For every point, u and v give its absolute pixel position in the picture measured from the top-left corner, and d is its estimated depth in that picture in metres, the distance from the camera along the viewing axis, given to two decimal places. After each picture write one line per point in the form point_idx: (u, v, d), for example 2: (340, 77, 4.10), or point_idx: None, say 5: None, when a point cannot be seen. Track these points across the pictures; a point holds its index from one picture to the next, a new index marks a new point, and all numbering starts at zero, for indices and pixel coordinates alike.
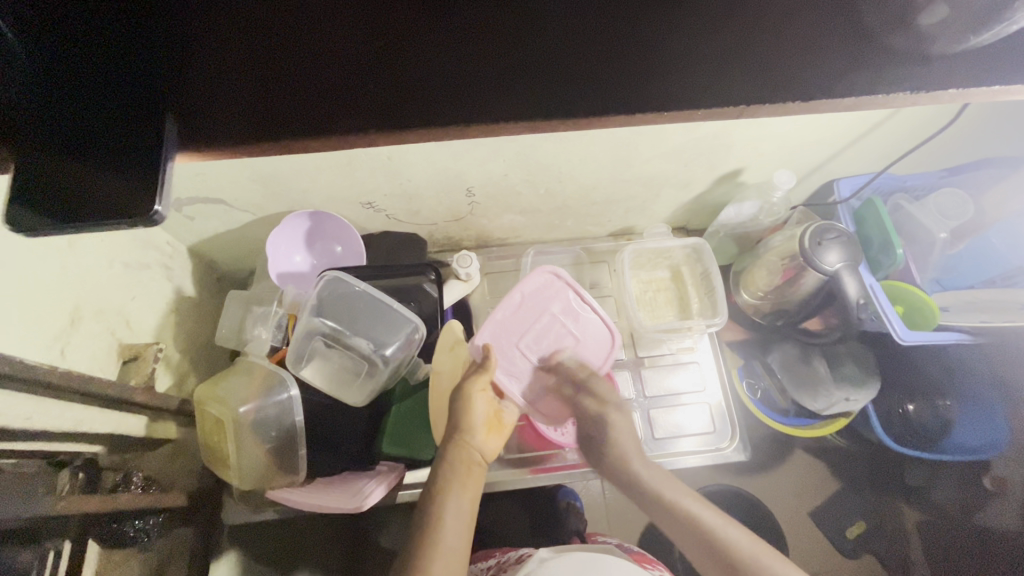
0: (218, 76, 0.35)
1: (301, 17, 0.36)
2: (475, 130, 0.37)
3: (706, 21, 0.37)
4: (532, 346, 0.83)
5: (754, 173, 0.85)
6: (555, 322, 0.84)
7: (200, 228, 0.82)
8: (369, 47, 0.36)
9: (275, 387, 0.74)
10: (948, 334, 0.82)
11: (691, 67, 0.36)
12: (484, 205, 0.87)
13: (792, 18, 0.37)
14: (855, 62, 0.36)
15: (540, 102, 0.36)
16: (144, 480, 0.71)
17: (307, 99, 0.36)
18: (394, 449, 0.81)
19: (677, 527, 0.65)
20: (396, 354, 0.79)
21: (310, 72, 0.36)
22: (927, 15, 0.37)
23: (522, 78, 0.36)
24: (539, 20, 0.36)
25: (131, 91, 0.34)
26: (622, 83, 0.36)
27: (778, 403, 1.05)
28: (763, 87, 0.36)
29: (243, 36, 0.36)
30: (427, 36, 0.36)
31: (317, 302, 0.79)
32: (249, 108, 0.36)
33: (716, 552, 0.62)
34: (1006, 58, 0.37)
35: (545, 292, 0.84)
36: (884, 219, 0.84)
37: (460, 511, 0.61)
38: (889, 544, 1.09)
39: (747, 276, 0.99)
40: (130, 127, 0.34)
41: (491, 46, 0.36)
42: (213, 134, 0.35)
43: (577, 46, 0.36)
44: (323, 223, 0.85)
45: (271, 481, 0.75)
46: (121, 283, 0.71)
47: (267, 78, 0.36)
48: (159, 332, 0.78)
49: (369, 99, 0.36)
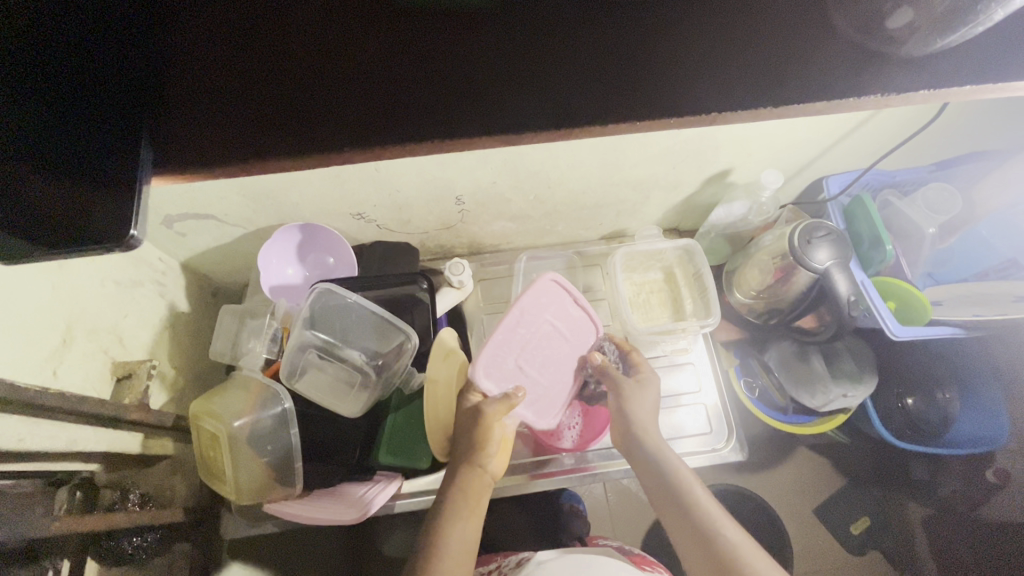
0: (195, 97, 0.36)
1: (274, 32, 0.37)
2: (454, 146, 0.37)
3: (678, 34, 0.37)
4: (569, 325, 0.84)
5: (743, 173, 0.85)
6: (547, 331, 0.82)
7: (190, 243, 0.82)
8: (344, 63, 0.36)
9: (269, 400, 0.74)
10: (941, 328, 0.82)
11: (669, 75, 0.37)
12: (474, 212, 0.88)
13: (765, 25, 0.37)
14: (830, 68, 0.36)
15: (516, 114, 0.36)
16: (141, 497, 0.72)
17: (279, 112, 0.36)
18: (390, 457, 0.81)
19: (687, 530, 0.62)
20: (389, 363, 0.80)
21: (281, 86, 0.36)
22: (895, 19, 0.37)
23: (495, 92, 0.36)
24: (519, 31, 0.37)
25: (110, 113, 0.34)
26: (597, 95, 0.36)
27: (775, 401, 1.04)
28: (734, 92, 0.36)
29: (226, 53, 0.37)
30: (401, 58, 0.37)
31: (308, 314, 0.78)
32: (220, 126, 0.36)
33: (717, 558, 0.58)
34: (977, 57, 0.37)
35: (541, 300, 0.82)
36: (874, 214, 0.83)
37: (466, 534, 0.63)
38: (894, 540, 1.09)
39: (739, 276, 0.99)
40: (102, 149, 0.34)
41: (464, 58, 0.37)
42: (188, 153, 0.36)
43: (552, 57, 0.37)
44: (314, 235, 0.85)
45: (269, 495, 0.75)
46: (114, 300, 0.72)
47: (241, 91, 0.36)
48: (153, 349, 0.79)
49: (345, 117, 0.36)
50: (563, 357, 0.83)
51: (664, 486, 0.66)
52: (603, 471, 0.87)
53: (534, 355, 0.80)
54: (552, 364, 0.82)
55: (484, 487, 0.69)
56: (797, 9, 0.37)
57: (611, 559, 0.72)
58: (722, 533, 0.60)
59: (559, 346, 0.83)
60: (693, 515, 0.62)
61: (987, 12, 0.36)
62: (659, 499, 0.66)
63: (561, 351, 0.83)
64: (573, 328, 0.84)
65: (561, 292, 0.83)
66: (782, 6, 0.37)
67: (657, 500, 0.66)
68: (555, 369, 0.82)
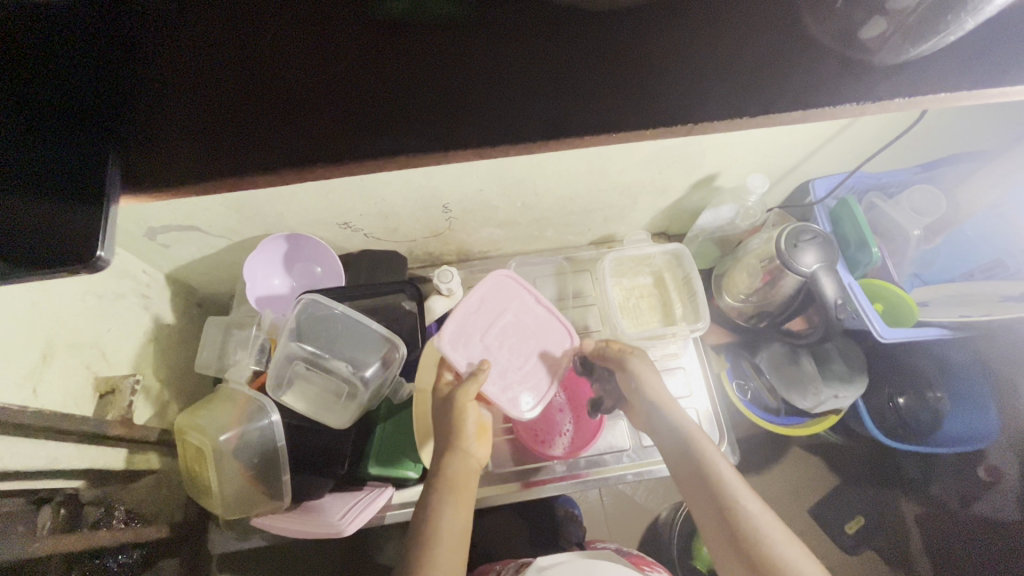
0: (170, 114, 0.36)
1: (258, 42, 0.37)
2: (433, 158, 0.36)
3: (653, 43, 0.37)
4: (535, 321, 0.79)
5: (729, 177, 0.86)
6: (512, 322, 0.78)
7: (175, 255, 0.81)
8: (342, 71, 0.36)
9: (255, 413, 0.73)
10: (929, 330, 0.82)
11: (649, 86, 0.36)
12: (461, 220, 0.87)
13: (738, 35, 0.37)
14: (813, 72, 0.37)
15: (493, 127, 0.36)
16: (126, 514, 0.71)
17: (268, 126, 0.36)
18: (380, 468, 0.80)
19: (697, 484, 0.61)
20: (376, 374, 0.78)
21: (267, 97, 0.36)
22: (869, 28, 0.38)
23: (469, 104, 0.36)
24: (497, 40, 0.37)
25: (83, 129, 0.34)
26: (576, 105, 0.36)
27: (768, 403, 1.05)
28: (705, 104, 0.36)
29: (206, 66, 0.36)
30: (387, 69, 0.36)
31: (295, 325, 0.77)
32: (191, 139, 0.35)
33: (725, 515, 0.58)
34: (952, 64, 0.37)
35: (502, 291, 0.79)
36: (859, 217, 0.84)
37: (457, 523, 0.58)
38: (888, 537, 1.10)
39: (727, 279, 0.99)
40: (65, 165, 0.33)
41: (443, 68, 0.36)
42: (160, 171, 0.35)
43: (530, 71, 0.36)
44: (301, 244, 0.84)
45: (259, 507, 0.74)
46: (96, 314, 0.71)
47: (218, 101, 0.36)
48: (137, 363, 0.78)
49: (328, 128, 0.36)
50: (529, 351, 0.77)
51: (675, 442, 0.65)
52: (596, 477, 0.87)
53: (498, 342, 0.76)
54: (519, 353, 0.77)
55: (471, 474, 0.64)
56: (769, 18, 0.37)
57: (614, 563, 0.71)
58: (742, 504, 0.58)
59: (526, 338, 0.78)
60: (702, 469, 0.61)
61: (956, 23, 0.37)
62: (671, 456, 0.65)
63: (528, 345, 0.78)
64: (540, 324, 0.79)
65: (522, 287, 0.80)
66: (756, 17, 0.37)
67: (680, 477, 0.64)
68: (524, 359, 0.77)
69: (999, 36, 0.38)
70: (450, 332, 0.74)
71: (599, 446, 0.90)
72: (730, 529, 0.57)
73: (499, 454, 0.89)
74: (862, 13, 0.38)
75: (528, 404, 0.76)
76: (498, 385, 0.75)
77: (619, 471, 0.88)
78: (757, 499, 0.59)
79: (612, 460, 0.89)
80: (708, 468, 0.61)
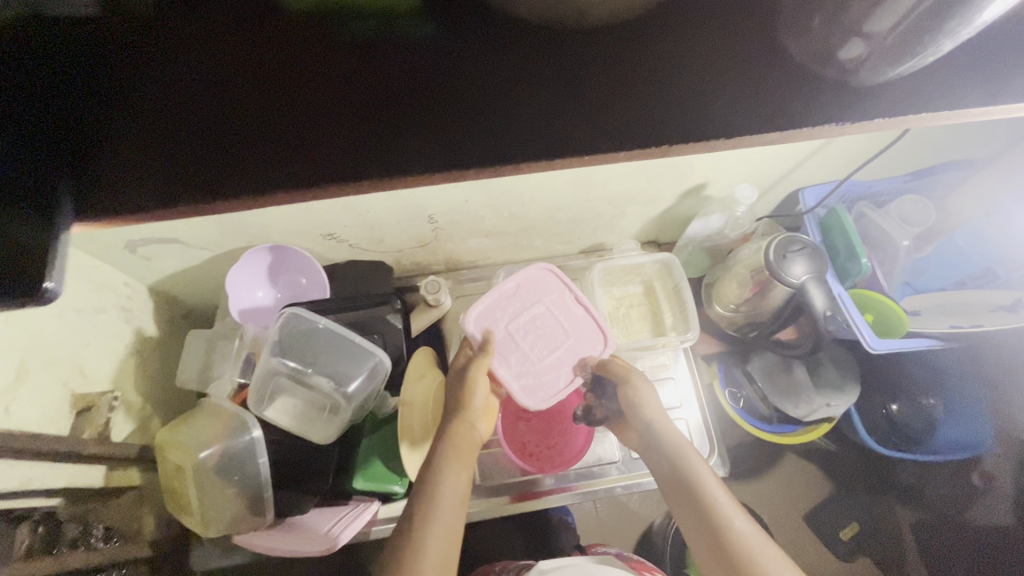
0: (153, 137, 0.35)
1: (248, 63, 0.37)
2: (426, 181, 0.34)
3: (640, 65, 0.36)
4: (569, 319, 0.75)
5: (718, 186, 0.85)
6: (545, 313, 0.75)
7: (157, 267, 0.80)
8: (332, 91, 0.36)
9: (237, 428, 0.72)
10: (919, 340, 0.81)
11: (637, 108, 0.36)
12: (448, 230, 0.86)
13: (720, 56, 0.37)
14: (794, 95, 0.36)
15: (481, 148, 0.35)
16: (105, 531, 0.70)
17: (257, 148, 0.35)
18: (366, 484, 0.78)
19: (686, 501, 0.60)
20: (359, 388, 0.77)
21: (252, 119, 0.36)
22: (847, 49, 0.36)
23: (459, 127, 0.35)
24: (484, 63, 0.36)
25: (71, 160, 0.34)
26: (565, 127, 0.35)
27: (760, 411, 1.04)
28: (689, 126, 0.35)
29: (188, 91, 0.36)
30: (375, 92, 0.36)
31: (278, 339, 0.76)
32: (177, 163, 0.35)
33: (715, 533, 0.57)
34: (930, 85, 0.37)
35: (541, 283, 0.76)
36: (848, 228, 0.83)
37: (458, 485, 0.56)
38: (883, 545, 1.09)
39: (717, 290, 0.98)
40: (44, 191, 0.33)
41: (432, 89, 0.36)
42: (141, 195, 0.34)
43: (517, 93, 0.36)
44: (286, 256, 0.83)
45: (240, 526, 0.73)
46: (74, 329, 0.70)
47: (207, 124, 0.35)
48: (117, 378, 0.76)
49: (313, 149, 0.35)
50: (557, 345, 0.73)
51: (662, 455, 0.64)
52: (586, 490, 0.87)
53: (524, 331, 0.73)
54: (546, 344, 0.73)
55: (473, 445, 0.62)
56: (747, 40, 0.37)
57: (614, 567, 0.70)
58: (733, 521, 0.57)
59: (557, 333, 0.74)
60: (690, 485, 0.60)
61: (937, 45, 0.35)
62: (659, 470, 0.64)
63: (556, 340, 0.74)
64: (574, 322, 0.75)
65: (563, 283, 0.77)
66: (734, 40, 0.37)
67: (669, 493, 0.63)
68: (549, 351, 0.73)
69: (974, 57, 0.37)
70: (477, 312, 0.73)
71: (588, 458, 0.89)
72: (721, 549, 0.56)
73: (487, 467, 0.88)
74: (841, 31, 0.37)
75: (544, 396, 0.71)
76: (511, 371, 0.71)
77: (608, 483, 0.88)
78: (747, 515, 0.58)
79: (600, 472, 0.88)
80: (697, 483, 0.60)
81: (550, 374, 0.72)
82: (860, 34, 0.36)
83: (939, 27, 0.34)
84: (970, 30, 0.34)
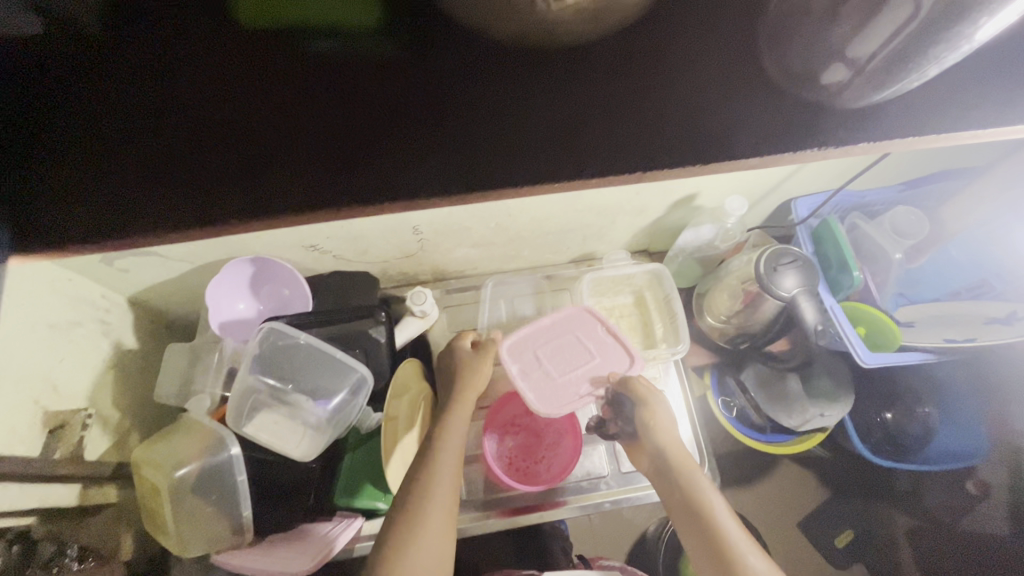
0: (182, 153, 0.40)
1: (269, 88, 0.40)
2: (425, 205, 0.38)
3: (626, 95, 0.40)
4: (596, 343, 0.76)
5: (708, 197, 0.83)
6: (572, 336, 0.76)
7: (135, 279, 0.78)
8: (336, 117, 0.40)
9: (215, 446, 0.70)
10: (911, 355, 0.80)
11: (619, 135, 0.39)
12: (434, 240, 0.85)
13: (701, 86, 0.41)
14: (778, 117, 0.41)
15: (475, 170, 0.39)
16: (80, 551, 0.67)
17: (272, 167, 0.39)
18: (347, 500, 0.78)
19: (694, 526, 0.62)
20: (341, 404, 0.75)
21: (270, 139, 0.40)
22: (829, 75, 0.42)
23: (459, 151, 0.39)
24: (484, 91, 0.40)
25: (114, 172, 0.39)
26: (555, 152, 0.39)
27: (753, 419, 1.02)
28: (668, 154, 0.39)
29: (215, 112, 0.40)
30: (382, 119, 0.40)
31: (257, 355, 0.74)
32: (201, 176, 0.39)
33: (721, 558, 0.59)
34: (912, 108, 0.42)
35: (572, 309, 0.78)
36: (841, 240, 0.82)
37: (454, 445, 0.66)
38: (877, 552, 1.07)
39: (708, 300, 0.96)
40: (97, 201, 0.39)
41: (436, 116, 0.40)
42: (170, 205, 0.39)
43: (513, 119, 0.40)
44: (268, 267, 0.81)
45: (217, 544, 0.71)
46: (47, 345, 0.68)
47: (230, 142, 0.40)
48: (94, 393, 0.75)
49: (323, 172, 0.39)
50: (581, 366, 0.75)
51: (676, 480, 0.66)
52: (574, 505, 0.85)
53: (549, 351, 0.75)
54: (569, 364, 0.75)
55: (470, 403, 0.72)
56: (732, 72, 0.41)
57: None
58: (743, 552, 0.59)
59: (582, 354, 0.75)
60: (700, 511, 0.62)
61: (920, 70, 0.40)
62: (670, 493, 0.67)
63: (581, 361, 0.75)
64: (601, 345, 0.76)
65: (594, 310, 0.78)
66: (716, 71, 0.41)
67: (677, 514, 0.65)
68: (572, 370, 0.74)
69: (950, 91, 0.42)
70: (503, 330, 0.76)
71: (577, 471, 0.88)
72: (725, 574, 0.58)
73: (474, 482, 0.86)
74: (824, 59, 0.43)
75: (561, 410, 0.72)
76: (532, 384, 0.73)
77: (598, 498, 0.86)
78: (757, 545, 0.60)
79: (590, 487, 0.87)
80: (707, 510, 0.62)
81: (570, 391, 0.73)
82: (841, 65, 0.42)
83: (921, 52, 0.39)
84: (955, 57, 0.39)
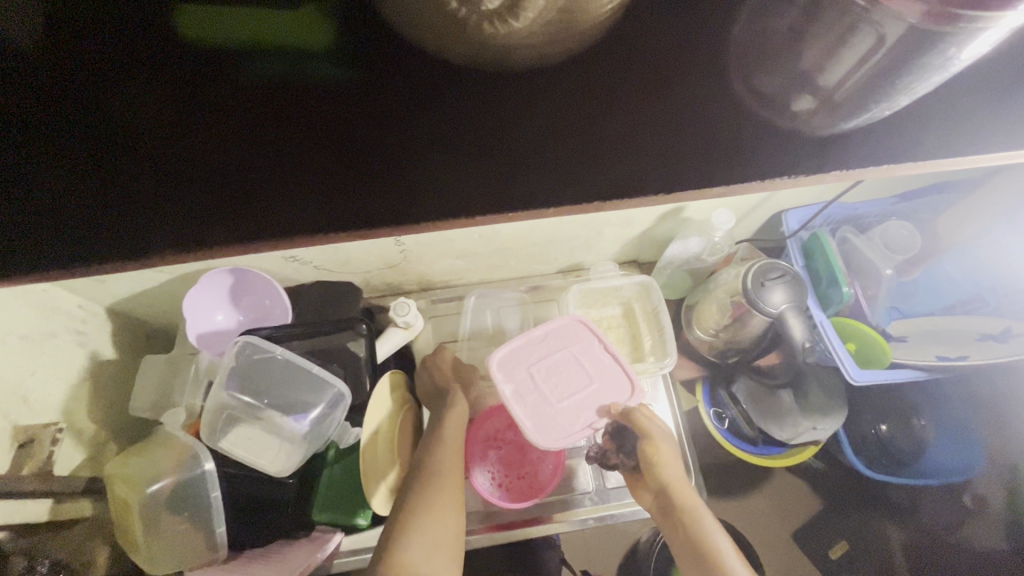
0: (199, 163, 0.39)
1: (288, 99, 0.40)
2: (442, 226, 0.38)
3: (637, 115, 0.41)
4: (595, 366, 0.74)
5: (696, 209, 0.82)
6: (570, 359, 0.74)
7: (111, 289, 0.77)
8: (356, 135, 0.40)
9: (187, 462, 0.69)
10: (900, 371, 0.78)
11: (631, 155, 0.40)
12: (417, 252, 0.84)
13: (693, 107, 0.41)
14: (762, 141, 0.41)
15: (492, 190, 0.39)
16: (52, 567, 0.66)
17: (291, 181, 0.39)
18: (323, 516, 0.77)
19: (681, 529, 0.67)
20: (317, 420, 0.74)
21: (289, 154, 0.39)
22: (798, 103, 0.43)
23: (478, 170, 0.40)
24: (501, 110, 0.40)
25: (126, 180, 0.38)
26: (566, 173, 0.40)
27: (746, 434, 0.98)
28: (674, 175, 0.40)
29: (232, 122, 0.39)
30: (401, 138, 0.40)
31: (232, 369, 0.73)
32: (219, 189, 0.38)
33: (703, 561, 0.64)
34: (886, 137, 0.42)
35: (570, 330, 0.75)
36: (831, 256, 0.80)
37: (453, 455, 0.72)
38: (874, 568, 1.04)
39: (697, 312, 0.95)
40: (111, 211, 0.38)
41: (456, 135, 0.40)
42: (186, 218, 0.38)
43: (529, 138, 0.40)
44: (247, 278, 0.80)
45: (190, 562, 0.69)
46: (18, 356, 0.67)
47: (247, 155, 0.39)
48: (68, 405, 0.74)
49: (344, 190, 0.39)
50: (579, 393, 0.73)
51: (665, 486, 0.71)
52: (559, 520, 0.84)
53: (547, 375, 0.73)
54: (567, 391, 0.73)
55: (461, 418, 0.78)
56: (719, 95, 0.41)
57: None
58: (725, 558, 0.64)
59: (581, 379, 0.73)
60: (686, 517, 0.68)
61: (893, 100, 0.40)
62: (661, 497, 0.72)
63: (579, 387, 0.73)
64: (600, 369, 0.74)
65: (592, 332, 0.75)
66: (703, 92, 0.41)
67: (665, 517, 0.70)
68: (570, 397, 0.72)
69: (927, 119, 0.42)
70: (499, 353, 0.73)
71: (561, 486, 0.86)
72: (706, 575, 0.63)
73: None
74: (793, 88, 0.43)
75: (559, 441, 0.71)
76: (528, 412, 0.71)
77: (582, 515, 0.85)
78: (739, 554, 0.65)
79: (575, 503, 0.86)
80: (693, 516, 0.67)
81: (567, 420, 0.71)
82: (809, 91, 0.42)
83: (892, 85, 0.39)
84: (931, 85, 0.40)
